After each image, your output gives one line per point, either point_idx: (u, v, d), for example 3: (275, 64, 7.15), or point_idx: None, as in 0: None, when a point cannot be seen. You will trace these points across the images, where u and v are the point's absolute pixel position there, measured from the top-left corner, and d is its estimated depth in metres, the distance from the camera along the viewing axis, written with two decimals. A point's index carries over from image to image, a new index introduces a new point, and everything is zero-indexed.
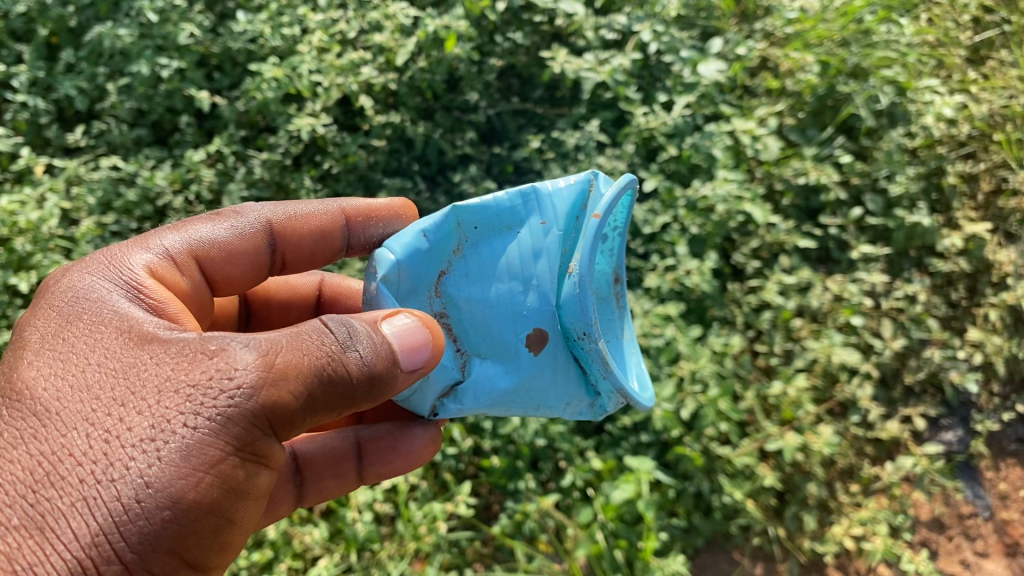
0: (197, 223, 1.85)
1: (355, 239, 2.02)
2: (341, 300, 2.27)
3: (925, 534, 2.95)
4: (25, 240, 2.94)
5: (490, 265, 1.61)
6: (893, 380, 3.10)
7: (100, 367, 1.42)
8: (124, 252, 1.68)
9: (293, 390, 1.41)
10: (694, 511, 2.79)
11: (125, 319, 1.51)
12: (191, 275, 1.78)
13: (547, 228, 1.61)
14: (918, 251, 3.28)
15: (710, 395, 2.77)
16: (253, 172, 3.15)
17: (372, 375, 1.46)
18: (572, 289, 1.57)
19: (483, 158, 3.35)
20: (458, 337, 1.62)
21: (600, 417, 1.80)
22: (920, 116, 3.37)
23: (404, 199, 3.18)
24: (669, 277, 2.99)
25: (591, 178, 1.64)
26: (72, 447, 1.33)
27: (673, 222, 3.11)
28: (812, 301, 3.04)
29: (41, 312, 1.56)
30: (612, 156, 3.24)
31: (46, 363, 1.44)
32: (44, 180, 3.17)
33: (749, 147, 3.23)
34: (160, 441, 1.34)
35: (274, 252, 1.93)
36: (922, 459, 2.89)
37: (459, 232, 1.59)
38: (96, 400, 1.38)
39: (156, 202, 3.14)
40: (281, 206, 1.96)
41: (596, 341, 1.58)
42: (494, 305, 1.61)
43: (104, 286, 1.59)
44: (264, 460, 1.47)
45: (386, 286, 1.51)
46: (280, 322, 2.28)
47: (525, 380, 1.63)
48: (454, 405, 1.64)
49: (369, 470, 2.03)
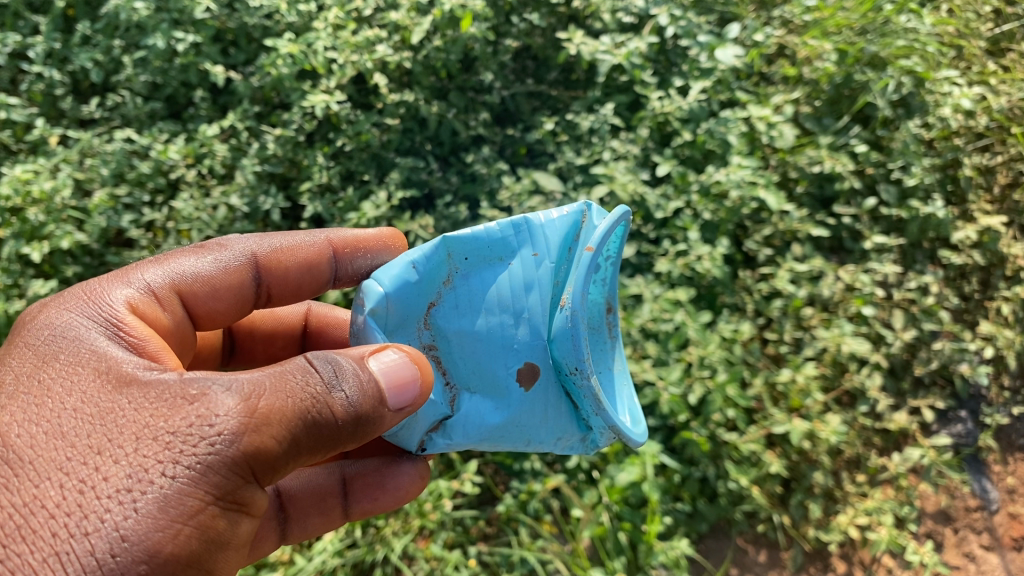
0: (179, 257, 1.84)
1: (343, 271, 1.98)
2: (328, 329, 2.26)
3: (931, 526, 2.93)
4: (38, 210, 2.96)
5: (481, 297, 1.55)
6: (902, 371, 3.08)
7: (75, 412, 1.37)
8: (103, 288, 1.67)
9: (277, 435, 1.36)
10: (699, 496, 2.79)
11: (103, 362, 1.46)
12: (173, 311, 1.77)
13: (539, 260, 1.58)
14: (932, 243, 3.26)
15: (718, 380, 2.75)
16: (266, 148, 3.15)
17: (358, 416, 1.41)
18: (565, 323, 1.54)
19: (496, 139, 3.34)
20: (447, 370, 1.57)
21: (590, 450, 1.78)
22: (938, 107, 3.34)
23: (417, 177, 3.19)
24: (680, 262, 2.97)
25: (585, 210, 1.62)
26: (45, 498, 1.28)
27: (686, 208, 3.09)
28: (823, 290, 3.03)
29: (17, 351, 1.53)
30: (625, 139, 3.23)
31: (19, 409, 1.38)
32: (58, 151, 3.18)
33: (764, 134, 3.21)
34: (137, 492, 1.28)
35: (259, 286, 1.91)
36: (929, 451, 2.86)
37: (449, 263, 1.52)
38: (71, 448, 1.32)
39: (169, 175, 3.14)
40: (266, 238, 1.95)
41: (589, 378, 1.54)
42: (484, 337, 1.56)
43: (83, 325, 1.56)
44: (246, 508, 1.41)
45: (374, 319, 1.45)
46: (265, 353, 2.30)
47: (516, 415, 1.59)
48: (443, 440, 1.59)
49: (354, 508, 2.00)
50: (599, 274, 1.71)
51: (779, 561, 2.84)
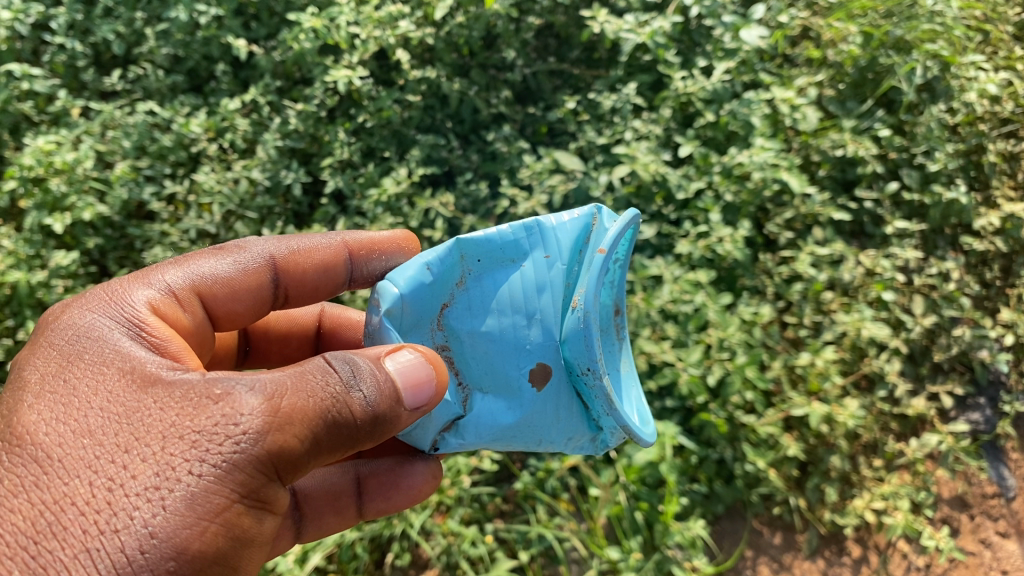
0: (198, 257, 1.79)
1: (358, 272, 1.91)
2: (340, 330, 2.23)
3: (947, 512, 2.94)
4: (61, 181, 2.97)
5: (493, 299, 1.50)
6: (921, 357, 3.07)
7: (100, 410, 1.35)
8: (124, 288, 1.62)
9: (299, 434, 1.35)
10: (716, 477, 2.80)
11: (127, 360, 1.44)
12: (193, 311, 1.72)
13: (551, 262, 1.51)
14: (954, 230, 3.24)
15: (738, 362, 2.75)
16: (287, 123, 3.15)
17: (376, 415, 1.40)
18: (577, 323, 1.46)
19: (517, 117, 3.33)
20: (459, 372, 1.52)
21: (602, 451, 1.69)
22: (962, 92, 3.30)
23: (438, 155, 3.18)
24: (701, 244, 2.96)
25: (595, 212, 1.54)
26: (74, 495, 1.26)
27: (707, 189, 3.08)
28: (844, 275, 3.01)
29: (40, 350, 1.49)
30: (648, 120, 3.20)
31: (45, 407, 1.37)
32: (80, 122, 3.19)
33: (787, 116, 3.20)
34: (165, 489, 1.27)
35: (277, 286, 1.86)
36: (947, 437, 2.85)
37: (462, 264, 1.49)
38: (98, 446, 1.31)
39: (190, 149, 3.14)
40: (284, 239, 1.89)
41: (601, 379, 1.46)
42: (496, 339, 1.50)
43: (105, 324, 1.53)
44: (269, 506, 1.41)
45: (389, 319, 1.42)
46: (278, 353, 2.26)
47: (528, 416, 1.52)
48: (456, 440, 1.54)
49: (369, 507, 1.93)
50: (611, 275, 1.63)
51: (794, 543, 2.84)
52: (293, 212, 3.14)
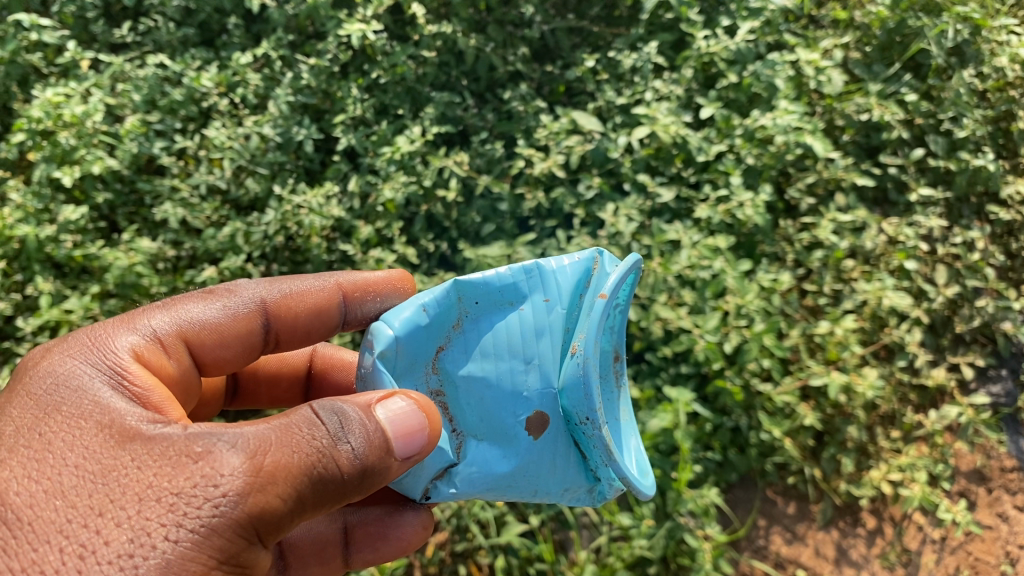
0: (186, 301, 1.70)
1: (352, 315, 1.88)
2: (332, 372, 2.12)
3: (964, 485, 2.86)
4: (70, 134, 2.92)
5: (490, 341, 1.41)
6: (943, 328, 3.01)
7: (74, 469, 1.26)
8: (107, 333, 1.53)
9: (282, 494, 1.27)
10: (730, 446, 2.76)
11: (105, 413, 1.35)
12: (179, 359, 1.63)
13: (550, 306, 1.44)
14: (979, 198, 3.16)
15: (756, 330, 2.69)
16: (300, 78, 3.08)
17: (364, 469, 1.32)
18: (576, 371, 1.38)
19: (534, 76, 3.25)
20: (453, 417, 1.42)
21: (598, 503, 1.59)
22: (993, 57, 3.21)
23: (452, 113, 3.10)
24: (721, 209, 2.88)
25: (596, 256, 1.48)
26: (42, 563, 1.16)
27: (728, 152, 3.00)
28: (866, 242, 2.96)
29: (15, 399, 1.39)
30: (669, 80, 3.12)
31: (15, 464, 1.27)
32: (89, 75, 3.12)
33: (812, 79, 3.13)
34: (139, 557, 1.17)
35: (267, 332, 1.78)
36: (967, 409, 2.79)
37: (459, 306, 1.40)
38: (70, 509, 1.21)
39: (201, 104, 3.08)
40: (275, 283, 1.81)
41: (601, 429, 1.37)
42: (492, 385, 1.42)
43: (85, 372, 1.43)
44: (250, 571, 1.31)
45: (382, 362, 1.30)
46: (268, 394, 2.17)
47: (524, 465, 1.43)
48: (448, 489, 1.41)
49: (355, 558, 1.84)
50: (611, 320, 1.56)
51: (808, 514, 2.80)
52: (305, 169, 3.08)
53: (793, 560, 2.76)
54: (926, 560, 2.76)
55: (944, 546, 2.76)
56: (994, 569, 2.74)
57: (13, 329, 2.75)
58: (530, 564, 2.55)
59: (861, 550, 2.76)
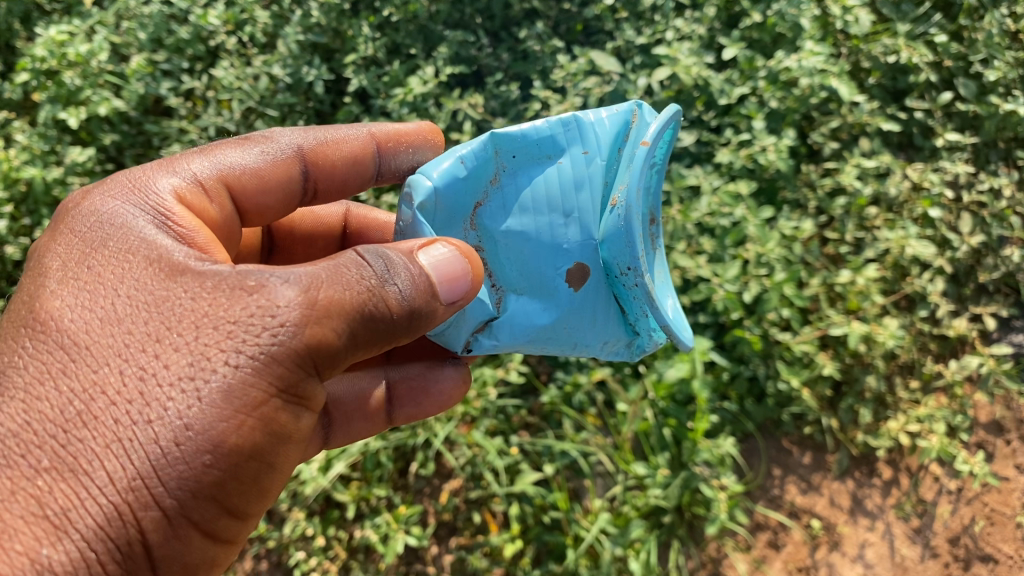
0: (223, 146, 1.67)
1: (386, 167, 1.81)
2: (367, 232, 2.04)
3: (982, 436, 2.80)
4: (75, 74, 2.85)
5: (529, 197, 1.38)
6: (965, 278, 2.94)
7: (129, 299, 1.26)
8: (147, 175, 1.51)
9: (336, 328, 1.28)
10: (746, 395, 2.73)
11: (154, 248, 1.34)
12: (221, 203, 1.61)
13: (589, 158, 1.40)
14: (1008, 144, 3.06)
15: (775, 279, 2.63)
16: (309, 16, 2.98)
17: (411, 311, 1.31)
18: (616, 223, 1.35)
19: (551, 14, 3.14)
20: (492, 272, 1.41)
21: (637, 358, 1.60)
22: None
23: (466, 53, 3.01)
24: (743, 153, 2.82)
25: (635, 108, 1.43)
26: (104, 384, 1.19)
27: (751, 94, 2.92)
28: (890, 189, 2.89)
29: (62, 237, 1.39)
30: (691, 19, 3.04)
31: (72, 294, 1.28)
32: (94, 13, 3.05)
33: (837, 19, 3.06)
34: (200, 380, 1.20)
35: (305, 180, 1.74)
36: (989, 359, 2.74)
37: (496, 160, 1.37)
38: (128, 334, 1.22)
39: (208, 43, 3.00)
40: (310, 130, 1.76)
41: (643, 278, 1.35)
42: (531, 240, 1.39)
43: (131, 213, 1.41)
44: (307, 401, 1.34)
45: (422, 215, 1.30)
46: (304, 257, 2.05)
47: (565, 317, 1.42)
48: (490, 342, 1.43)
49: (398, 415, 1.82)
50: (650, 178, 1.47)
51: (823, 463, 2.75)
52: (315, 111, 3.00)
53: (808, 509, 2.71)
54: (941, 511, 2.71)
55: (960, 497, 2.71)
56: (1010, 519, 2.68)
57: (23, 273, 2.73)
58: (544, 512, 2.53)
59: (876, 500, 2.71)
